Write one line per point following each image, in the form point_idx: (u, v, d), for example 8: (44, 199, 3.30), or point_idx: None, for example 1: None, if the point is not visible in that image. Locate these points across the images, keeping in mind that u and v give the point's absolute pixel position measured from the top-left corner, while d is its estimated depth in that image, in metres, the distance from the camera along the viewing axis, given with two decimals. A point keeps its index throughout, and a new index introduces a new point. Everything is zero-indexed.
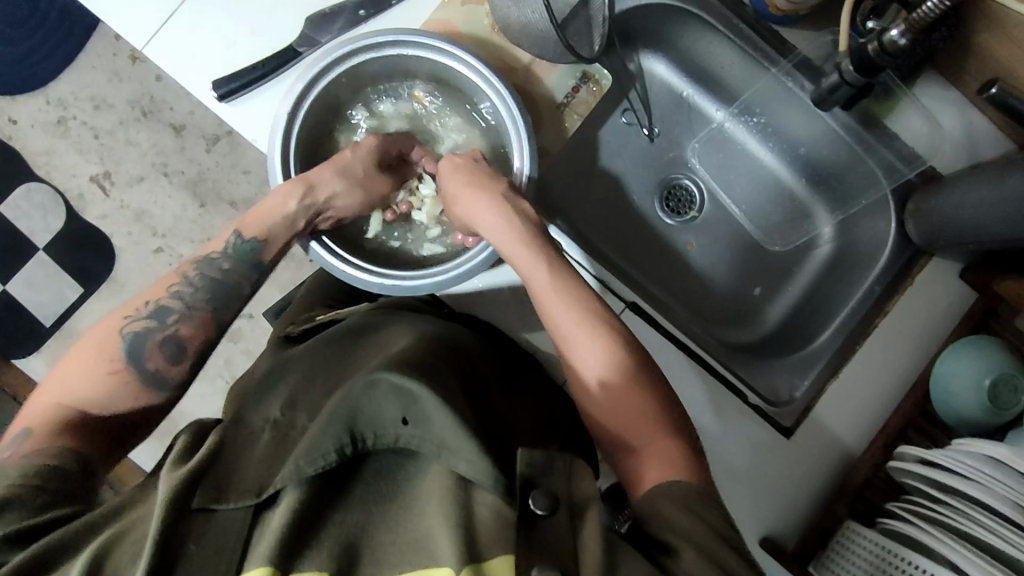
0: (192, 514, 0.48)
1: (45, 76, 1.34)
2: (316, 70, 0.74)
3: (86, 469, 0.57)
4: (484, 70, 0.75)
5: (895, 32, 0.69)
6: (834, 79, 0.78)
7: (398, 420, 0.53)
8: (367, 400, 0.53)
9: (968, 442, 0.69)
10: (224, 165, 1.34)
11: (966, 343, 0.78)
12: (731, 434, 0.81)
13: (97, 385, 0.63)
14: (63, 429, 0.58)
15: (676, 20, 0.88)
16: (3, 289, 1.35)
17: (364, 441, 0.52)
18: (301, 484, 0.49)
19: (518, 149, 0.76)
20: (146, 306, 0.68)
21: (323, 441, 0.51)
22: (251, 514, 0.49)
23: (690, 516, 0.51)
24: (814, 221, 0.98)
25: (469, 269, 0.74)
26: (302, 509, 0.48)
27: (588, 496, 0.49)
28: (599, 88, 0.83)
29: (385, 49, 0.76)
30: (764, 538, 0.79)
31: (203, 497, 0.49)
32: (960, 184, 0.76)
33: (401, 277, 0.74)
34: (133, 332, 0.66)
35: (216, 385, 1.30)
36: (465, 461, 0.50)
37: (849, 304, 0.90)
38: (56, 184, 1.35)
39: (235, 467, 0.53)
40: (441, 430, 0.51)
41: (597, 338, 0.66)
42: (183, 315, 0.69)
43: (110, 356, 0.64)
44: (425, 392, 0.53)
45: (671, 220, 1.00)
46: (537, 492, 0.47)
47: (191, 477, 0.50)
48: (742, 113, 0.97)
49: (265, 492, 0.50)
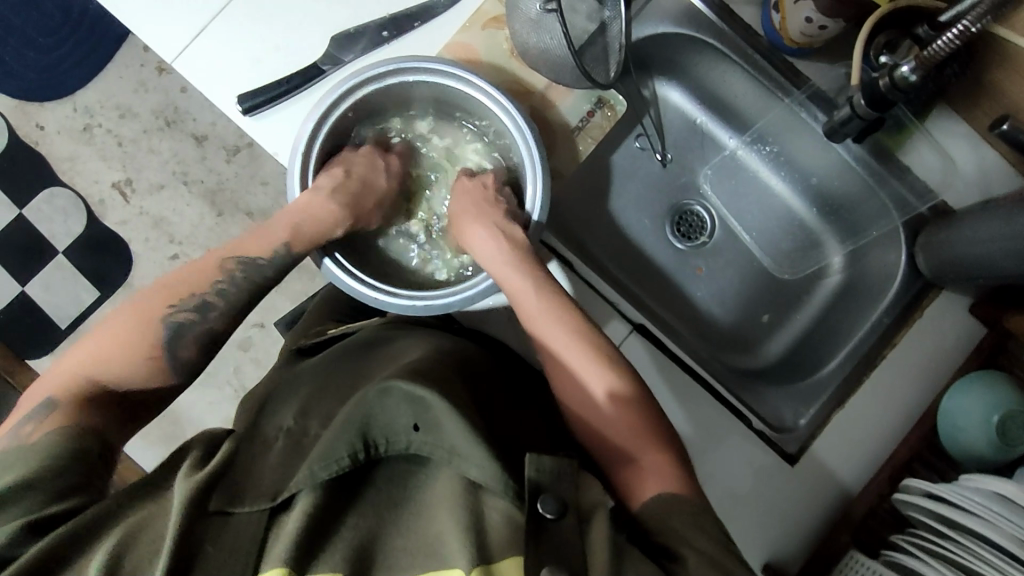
0: (208, 518, 0.49)
1: (73, 84, 1.38)
2: (326, 104, 0.76)
3: (104, 450, 0.59)
4: (494, 90, 0.76)
5: (906, 68, 0.69)
6: (846, 113, 0.79)
7: (410, 427, 0.54)
8: (379, 406, 0.54)
9: (976, 479, 0.70)
10: (242, 176, 1.37)
11: (969, 380, 0.78)
12: (734, 459, 0.81)
13: (131, 367, 0.65)
14: (84, 407, 0.60)
15: (692, 49, 0.89)
16: (20, 290, 1.38)
17: (376, 447, 0.54)
18: (315, 488, 0.51)
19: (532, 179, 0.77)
20: (190, 297, 0.70)
21: (336, 448, 0.52)
22: (265, 518, 0.51)
23: (695, 528, 0.51)
24: (824, 250, 0.99)
25: (484, 289, 0.74)
26: (315, 512, 0.49)
27: (594, 505, 0.49)
28: (613, 113, 0.85)
29: (389, 78, 0.77)
30: (766, 565, 0.79)
31: (219, 501, 0.50)
32: (970, 218, 0.77)
33: (434, 296, 0.74)
34: (177, 322, 0.68)
35: (225, 394, 1.32)
36: (475, 467, 0.51)
37: (857, 334, 0.90)
38: (78, 189, 1.38)
39: (250, 473, 0.54)
40: (451, 436, 0.52)
41: (596, 358, 0.67)
42: (223, 312, 0.71)
43: (150, 342, 0.66)
44: (435, 399, 0.54)
45: (682, 244, 1.01)
46: (546, 496, 0.47)
47: (206, 483, 0.51)
48: (755, 141, 0.98)
49: (280, 496, 0.51)
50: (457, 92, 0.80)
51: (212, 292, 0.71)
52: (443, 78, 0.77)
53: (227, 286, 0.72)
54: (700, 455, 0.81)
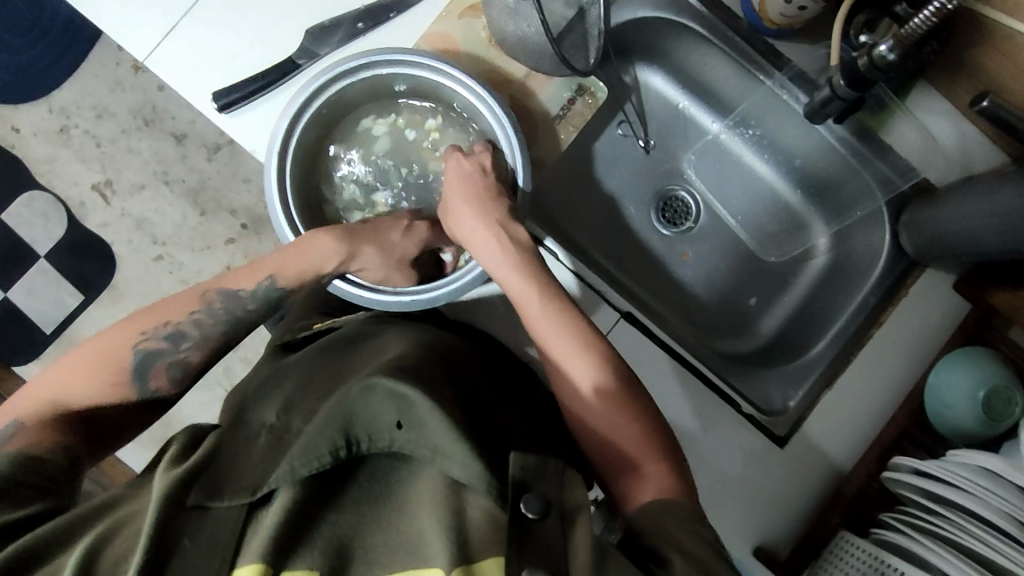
0: (187, 511, 0.49)
1: (48, 85, 1.35)
2: (298, 104, 0.75)
3: (72, 466, 0.59)
4: (474, 83, 0.76)
5: (884, 47, 0.69)
6: (825, 93, 0.79)
7: (393, 424, 0.53)
8: (363, 403, 0.54)
9: (961, 454, 0.70)
10: (224, 174, 1.35)
11: (955, 357, 0.79)
12: (725, 442, 0.82)
13: (93, 390, 0.65)
14: (47, 426, 0.60)
15: (671, 34, 0.89)
16: (2, 296, 1.36)
17: (358, 444, 0.53)
18: (295, 484, 0.50)
19: (513, 160, 0.77)
20: (162, 326, 0.69)
21: (318, 444, 0.52)
22: (244, 513, 0.50)
23: (688, 533, 0.51)
24: (810, 231, 0.98)
25: (466, 283, 0.74)
26: (294, 510, 0.49)
27: (580, 505, 0.48)
28: (594, 100, 0.84)
29: (361, 71, 0.76)
30: (758, 548, 0.80)
31: (198, 495, 0.50)
32: (953, 195, 0.77)
33: (417, 290, 0.75)
34: (145, 349, 0.67)
35: (216, 393, 1.33)
36: (458, 466, 0.51)
37: (845, 315, 0.90)
38: (57, 192, 1.36)
39: (232, 470, 0.54)
40: (436, 434, 0.52)
41: (587, 354, 0.66)
42: (197, 344, 0.69)
43: (115, 367, 0.66)
44: (420, 398, 0.54)
45: (667, 230, 1.01)
46: (529, 496, 0.46)
47: (186, 477, 0.51)
48: (738, 124, 0.98)
49: (260, 491, 0.51)
50: (434, 83, 0.79)
51: (188, 321, 0.70)
52: (421, 70, 0.77)
53: (205, 318, 0.70)
54: (690, 440, 0.81)
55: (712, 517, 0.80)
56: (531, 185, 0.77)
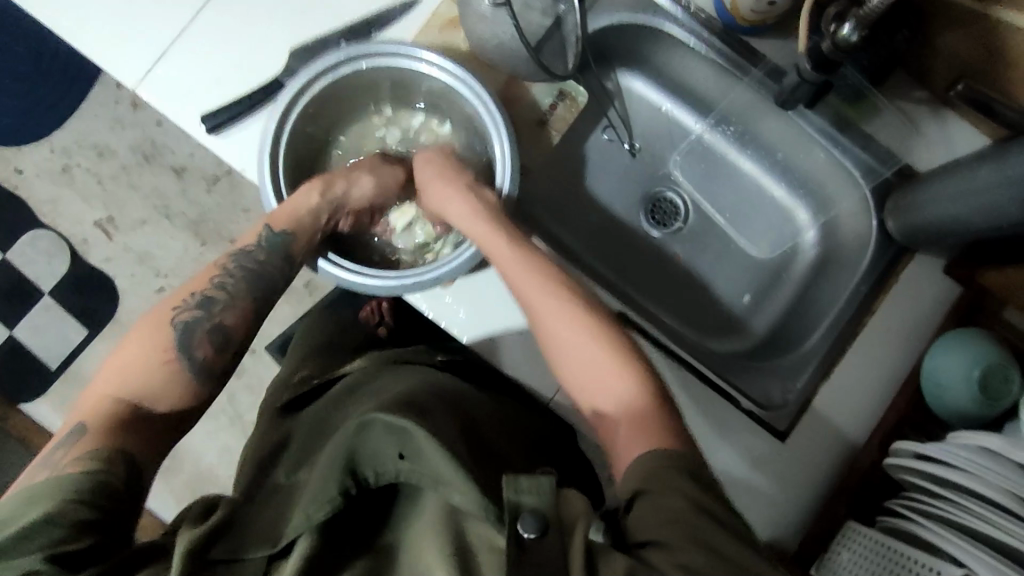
0: (211, 567, 0.50)
1: (50, 126, 1.39)
2: (282, 105, 0.77)
3: (131, 478, 0.57)
4: (440, 59, 0.77)
5: (847, 28, 0.71)
6: (794, 79, 0.81)
7: (395, 457, 0.55)
8: (363, 439, 0.55)
9: (964, 435, 0.69)
10: (223, 205, 1.37)
11: (956, 337, 0.78)
12: (727, 439, 0.81)
13: (150, 375, 0.65)
14: (115, 428, 0.60)
15: (647, 37, 0.91)
16: (9, 334, 1.38)
17: (365, 480, 0.55)
18: (311, 532, 0.52)
19: (501, 156, 0.77)
20: (192, 298, 0.71)
21: (327, 486, 0.53)
22: (265, 563, 0.52)
23: (670, 490, 0.50)
24: (797, 224, 0.98)
25: (456, 267, 0.75)
26: (314, 559, 0.51)
27: (578, 515, 0.47)
28: (575, 104, 0.86)
29: (353, 59, 0.78)
30: (766, 544, 0.79)
31: (222, 550, 0.51)
32: (935, 179, 0.78)
33: (425, 268, 0.76)
34: (183, 323, 0.69)
35: (221, 421, 1.36)
36: (458, 494, 0.52)
37: (838, 302, 0.89)
38: (60, 230, 1.38)
39: (247, 524, 0.55)
40: (435, 463, 0.54)
41: (567, 318, 0.67)
42: (226, 305, 0.72)
43: (164, 347, 0.67)
44: (416, 426, 0.55)
45: (657, 232, 1.01)
46: (525, 515, 0.46)
47: (210, 532, 0.52)
48: (719, 123, 0.99)
49: (280, 542, 0.52)
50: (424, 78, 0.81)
51: (213, 288, 0.72)
52: (402, 61, 0.79)
53: (226, 281, 0.73)
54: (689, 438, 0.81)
55: None
56: (516, 192, 0.79)
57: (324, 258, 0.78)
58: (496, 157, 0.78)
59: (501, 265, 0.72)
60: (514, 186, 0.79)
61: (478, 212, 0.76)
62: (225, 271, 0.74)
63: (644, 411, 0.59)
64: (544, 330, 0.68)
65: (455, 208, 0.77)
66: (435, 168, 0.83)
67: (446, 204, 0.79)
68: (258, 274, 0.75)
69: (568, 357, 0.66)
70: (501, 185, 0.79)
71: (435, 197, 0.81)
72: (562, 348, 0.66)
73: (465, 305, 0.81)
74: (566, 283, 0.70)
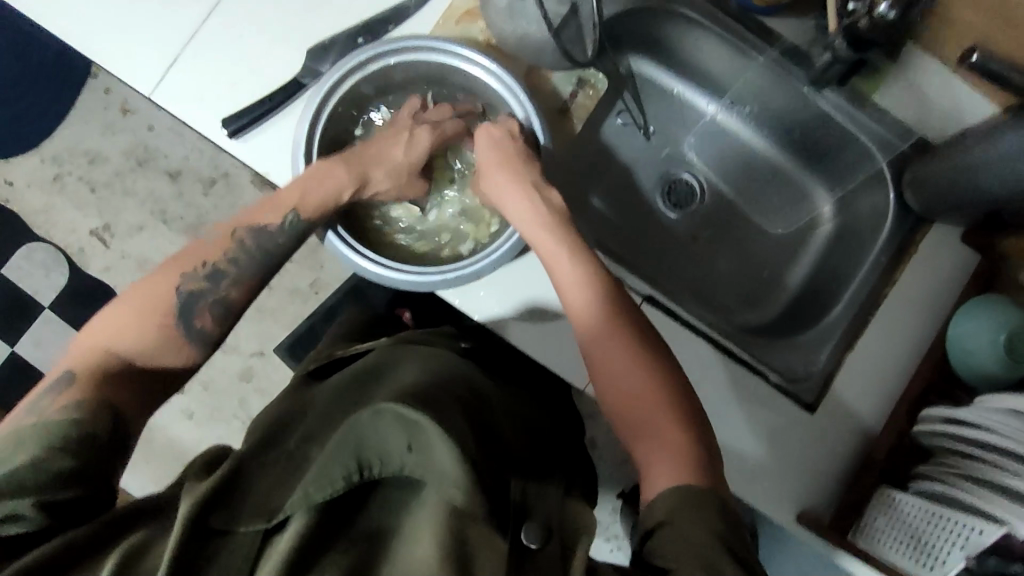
0: (212, 536, 0.44)
1: (39, 136, 1.36)
2: (317, 102, 0.77)
3: (116, 438, 0.55)
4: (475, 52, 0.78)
5: (885, 6, 0.73)
6: (828, 57, 0.82)
7: (403, 448, 0.50)
8: (372, 427, 0.50)
9: (992, 398, 0.72)
10: (223, 208, 1.35)
11: (976, 304, 0.81)
12: (758, 414, 0.82)
13: (146, 336, 0.64)
14: (100, 382, 0.59)
15: (661, 19, 0.91)
16: (9, 350, 1.35)
17: (370, 469, 0.50)
18: (307, 513, 0.46)
19: (529, 121, 0.80)
20: (202, 267, 0.68)
21: (331, 470, 0.48)
22: (259, 539, 0.46)
23: (687, 518, 0.52)
24: (813, 199, 1.01)
25: (487, 265, 0.76)
26: (305, 542, 0.45)
27: (579, 530, 0.53)
28: (595, 91, 0.87)
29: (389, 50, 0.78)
30: (800, 515, 0.80)
31: (221, 518, 0.46)
32: (953, 148, 0.79)
33: (462, 267, 0.76)
34: (189, 291, 0.67)
35: (234, 425, 1.35)
36: (465, 496, 0.48)
37: (859, 273, 0.91)
38: (56, 242, 1.36)
39: (254, 488, 0.49)
40: (444, 462, 0.49)
41: (623, 333, 0.67)
42: (237, 281, 0.70)
43: (164, 312, 0.65)
44: (432, 423, 0.50)
45: (672, 213, 1.03)
46: (529, 527, 0.51)
47: (209, 495, 0.46)
48: (732, 104, 1.00)
49: (275, 516, 0.47)
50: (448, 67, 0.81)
51: (225, 261, 0.70)
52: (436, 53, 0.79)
53: (240, 257, 0.70)
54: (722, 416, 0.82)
55: (751, 492, 0.80)
56: (551, 139, 0.80)
57: (335, 232, 0.78)
58: (527, 122, 0.80)
59: (557, 264, 0.72)
60: (549, 135, 0.80)
61: (538, 211, 0.75)
62: (239, 244, 0.70)
63: (680, 441, 0.60)
64: (598, 334, 0.68)
65: (512, 202, 0.77)
66: (496, 153, 0.79)
67: (500, 198, 0.78)
68: (273, 255, 0.72)
69: (615, 365, 0.66)
70: (541, 139, 0.80)
71: (489, 189, 0.80)
72: (615, 352, 0.67)
73: (497, 296, 0.81)
74: (624, 299, 0.71)
